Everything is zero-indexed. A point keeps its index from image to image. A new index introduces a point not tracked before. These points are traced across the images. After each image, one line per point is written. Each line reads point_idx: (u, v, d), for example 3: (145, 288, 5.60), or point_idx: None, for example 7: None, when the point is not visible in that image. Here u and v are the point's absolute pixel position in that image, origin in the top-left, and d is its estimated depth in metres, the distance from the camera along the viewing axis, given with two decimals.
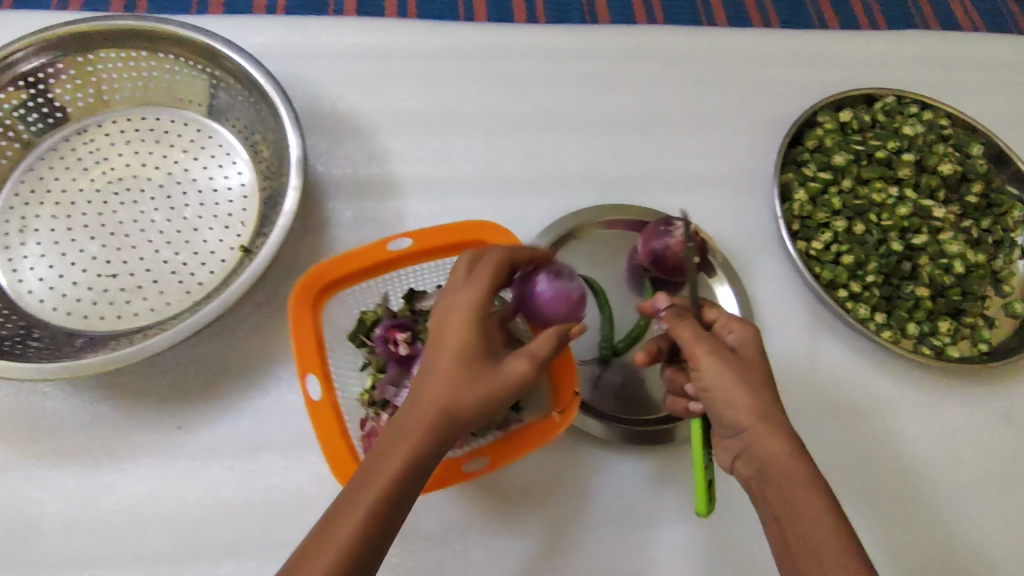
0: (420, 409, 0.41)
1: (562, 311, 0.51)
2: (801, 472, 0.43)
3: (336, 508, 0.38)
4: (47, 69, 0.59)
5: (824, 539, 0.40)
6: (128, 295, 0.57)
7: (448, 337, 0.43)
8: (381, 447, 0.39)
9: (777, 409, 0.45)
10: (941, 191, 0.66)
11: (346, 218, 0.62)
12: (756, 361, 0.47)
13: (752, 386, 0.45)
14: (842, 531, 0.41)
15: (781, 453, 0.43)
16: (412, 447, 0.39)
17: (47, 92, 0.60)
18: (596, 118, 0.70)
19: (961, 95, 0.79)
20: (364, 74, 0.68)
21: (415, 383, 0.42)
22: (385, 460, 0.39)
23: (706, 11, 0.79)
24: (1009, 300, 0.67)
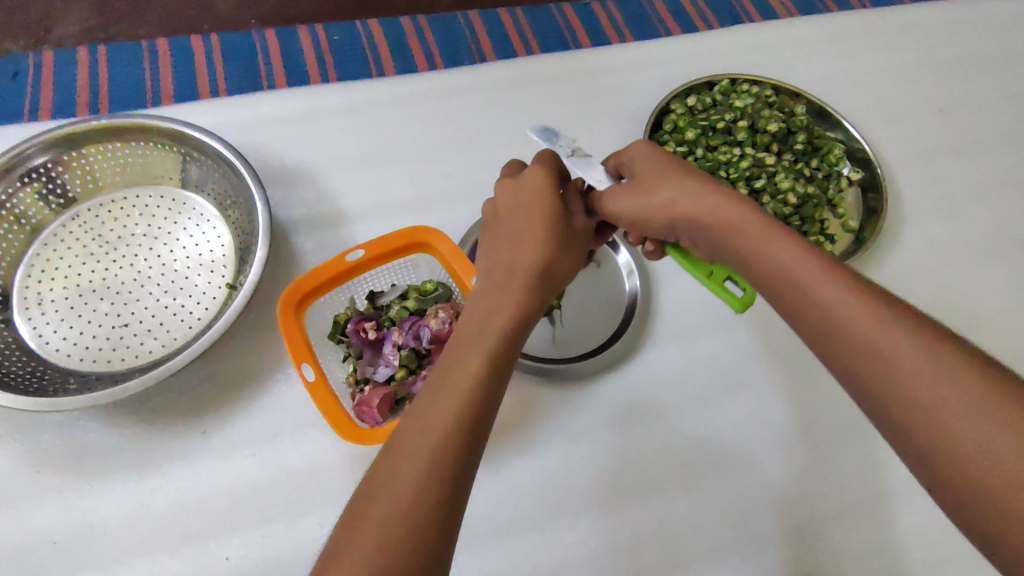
0: (491, 298, 0.52)
1: None
2: (733, 219, 0.51)
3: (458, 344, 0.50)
4: (49, 164, 0.71)
5: (783, 257, 0.48)
6: (140, 337, 0.70)
7: (518, 204, 0.57)
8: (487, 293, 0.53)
9: (696, 188, 0.53)
10: (773, 146, 0.85)
11: (310, 248, 0.76)
12: (653, 164, 0.56)
13: (667, 182, 0.54)
14: (794, 244, 0.48)
15: (704, 211, 0.52)
16: (492, 323, 0.50)
17: (56, 180, 0.73)
18: (497, 136, 0.86)
19: (786, 65, 0.98)
20: (303, 132, 0.83)
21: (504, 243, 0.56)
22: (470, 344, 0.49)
23: (573, 37, 0.97)
24: (844, 220, 0.85)
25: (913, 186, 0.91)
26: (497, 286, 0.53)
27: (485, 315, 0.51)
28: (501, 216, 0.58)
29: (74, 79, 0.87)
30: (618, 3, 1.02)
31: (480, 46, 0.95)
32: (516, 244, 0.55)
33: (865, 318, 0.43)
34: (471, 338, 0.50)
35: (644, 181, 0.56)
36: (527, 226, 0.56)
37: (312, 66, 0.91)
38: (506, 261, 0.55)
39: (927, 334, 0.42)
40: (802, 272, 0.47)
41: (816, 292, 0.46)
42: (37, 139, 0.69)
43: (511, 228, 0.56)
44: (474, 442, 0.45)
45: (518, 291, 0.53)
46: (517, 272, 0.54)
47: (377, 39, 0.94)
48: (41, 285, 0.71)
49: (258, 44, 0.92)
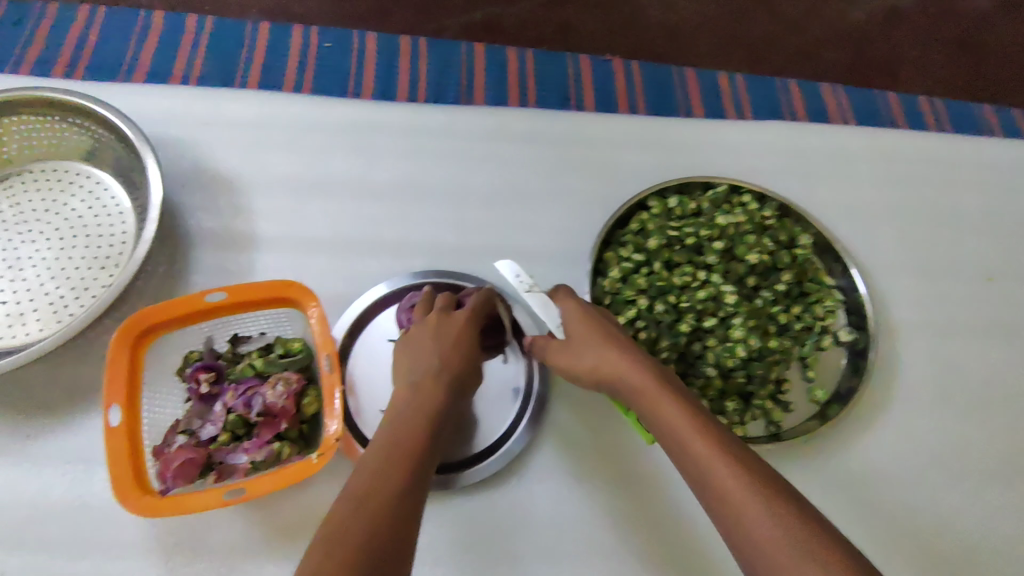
0: (425, 394, 0.55)
1: None
2: (641, 378, 0.54)
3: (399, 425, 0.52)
4: None
5: (677, 421, 0.50)
6: (12, 320, 0.68)
7: (452, 334, 0.61)
8: (421, 392, 0.55)
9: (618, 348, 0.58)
10: (750, 279, 0.72)
11: (207, 265, 0.72)
12: (587, 323, 0.60)
13: (597, 338, 0.58)
14: (683, 404, 0.51)
15: (621, 371, 0.55)
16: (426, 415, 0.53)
17: None
18: (447, 192, 0.78)
19: (812, 182, 0.83)
20: (249, 141, 0.79)
21: (437, 356, 0.58)
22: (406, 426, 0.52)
23: (577, 97, 0.87)
24: (811, 386, 0.71)
25: (915, 363, 0.76)
26: (439, 381, 0.57)
27: (428, 398, 0.55)
28: (428, 333, 0.61)
29: (64, 36, 0.87)
30: (644, 66, 0.90)
31: (473, 84, 0.87)
32: (455, 351, 0.59)
33: (732, 478, 0.45)
34: (413, 417, 0.53)
35: (584, 331, 0.60)
36: (465, 340, 0.61)
37: (290, 70, 0.86)
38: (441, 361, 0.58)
39: (786, 502, 0.44)
40: (682, 432, 0.49)
41: (699, 458, 0.48)
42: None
43: (450, 335, 0.60)
44: (412, 512, 0.46)
45: (447, 392, 0.56)
46: (454, 374, 0.58)
47: (368, 56, 0.88)
48: None
49: (248, 36, 0.88)
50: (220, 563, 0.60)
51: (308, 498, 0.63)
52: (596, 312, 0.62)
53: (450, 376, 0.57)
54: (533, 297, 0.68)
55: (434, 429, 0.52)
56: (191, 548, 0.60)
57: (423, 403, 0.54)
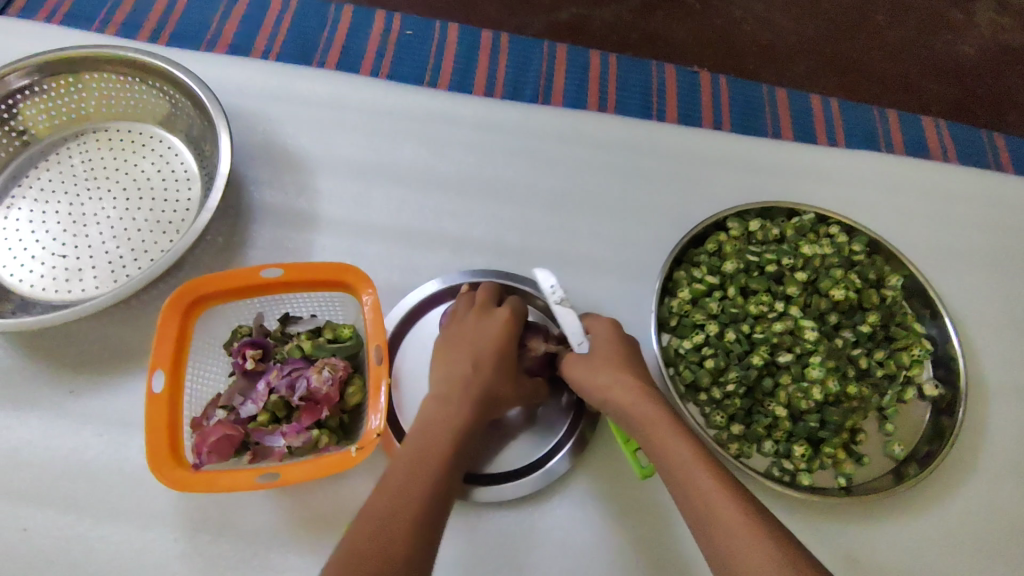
0: (450, 402, 0.53)
1: None
2: (652, 412, 0.51)
3: (423, 433, 0.51)
4: (30, 88, 0.70)
5: (683, 465, 0.47)
6: (71, 275, 0.68)
7: (486, 337, 0.58)
8: (445, 400, 0.54)
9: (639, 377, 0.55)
10: (831, 316, 0.67)
11: (265, 239, 0.71)
12: (613, 346, 0.57)
13: (612, 362, 0.55)
14: (692, 445, 0.48)
15: (631, 403, 0.52)
16: (451, 422, 0.52)
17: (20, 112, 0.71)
18: (514, 193, 0.75)
19: (904, 221, 0.77)
20: (319, 120, 0.77)
21: (470, 361, 0.57)
22: (429, 433, 0.51)
23: (659, 107, 0.83)
24: (889, 440, 0.65)
25: (1008, 427, 0.68)
26: (457, 401, 0.53)
27: (437, 425, 0.51)
28: (463, 332, 0.59)
29: (153, 2, 0.88)
30: (732, 81, 0.86)
31: (551, 85, 0.84)
32: (485, 362, 0.57)
33: (745, 535, 0.42)
34: (418, 442, 0.50)
35: (604, 352, 0.57)
36: (502, 348, 0.58)
37: (369, 55, 0.85)
38: (467, 374, 0.55)
39: (804, 561, 0.41)
40: (692, 477, 0.46)
41: (717, 517, 0.44)
42: (19, 65, 0.68)
43: (477, 347, 0.58)
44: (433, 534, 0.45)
45: (468, 410, 0.53)
46: (477, 389, 0.55)
47: (448, 46, 0.86)
48: (17, 190, 0.72)
49: (330, 18, 0.87)
50: (244, 548, 0.58)
51: (341, 490, 0.60)
52: (615, 335, 0.59)
53: (472, 391, 0.54)
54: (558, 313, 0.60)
55: (447, 454, 0.49)
56: (219, 526, 0.58)
57: (426, 428, 0.51)
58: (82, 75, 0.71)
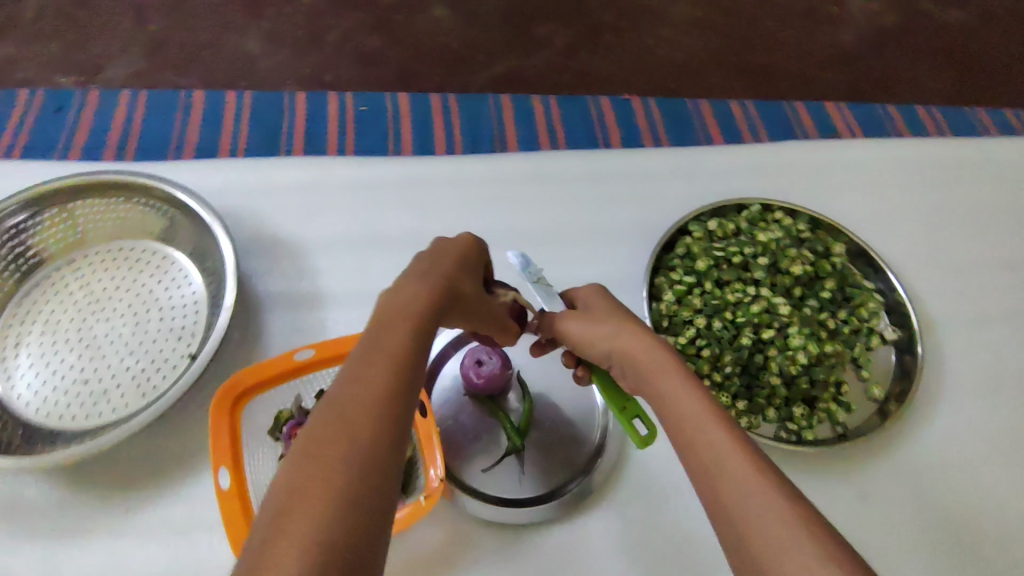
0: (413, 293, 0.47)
1: (484, 385, 0.68)
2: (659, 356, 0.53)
3: (386, 321, 0.45)
4: (28, 221, 0.74)
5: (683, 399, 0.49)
6: (96, 397, 0.70)
7: (450, 248, 0.55)
8: (404, 291, 0.48)
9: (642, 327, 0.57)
10: (796, 289, 0.76)
11: (280, 325, 0.75)
12: (603, 305, 0.61)
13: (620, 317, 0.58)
14: (696, 386, 0.50)
15: (638, 348, 0.54)
16: (417, 313, 0.46)
17: (23, 243, 0.74)
18: (497, 235, 0.82)
19: (831, 196, 0.89)
20: (301, 205, 0.83)
21: (433, 264, 0.52)
22: (397, 323, 0.44)
23: (604, 135, 0.92)
24: (868, 384, 0.75)
25: (959, 352, 0.80)
26: (427, 282, 0.49)
27: (411, 301, 0.46)
28: (427, 249, 0.56)
29: (110, 120, 0.91)
30: (660, 101, 0.96)
31: (505, 133, 0.92)
32: (450, 261, 0.54)
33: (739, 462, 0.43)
34: (388, 317, 0.45)
35: (601, 309, 0.60)
36: (467, 258, 0.56)
37: (332, 135, 0.90)
38: (431, 269, 0.51)
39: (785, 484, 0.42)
40: (692, 412, 0.48)
41: (712, 447, 0.45)
42: (13, 200, 0.72)
43: (444, 250, 0.55)
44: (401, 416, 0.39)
45: (433, 293, 0.48)
46: (446, 279, 0.51)
47: (403, 114, 0.93)
48: (21, 327, 0.73)
49: (287, 106, 0.93)
50: None
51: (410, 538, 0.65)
52: (599, 296, 0.63)
53: (441, 278, 0.50)
54: (535, 288, 0.69)
55: (414, 340, 0.43)
56: None
57: (401, 301, 0.46)
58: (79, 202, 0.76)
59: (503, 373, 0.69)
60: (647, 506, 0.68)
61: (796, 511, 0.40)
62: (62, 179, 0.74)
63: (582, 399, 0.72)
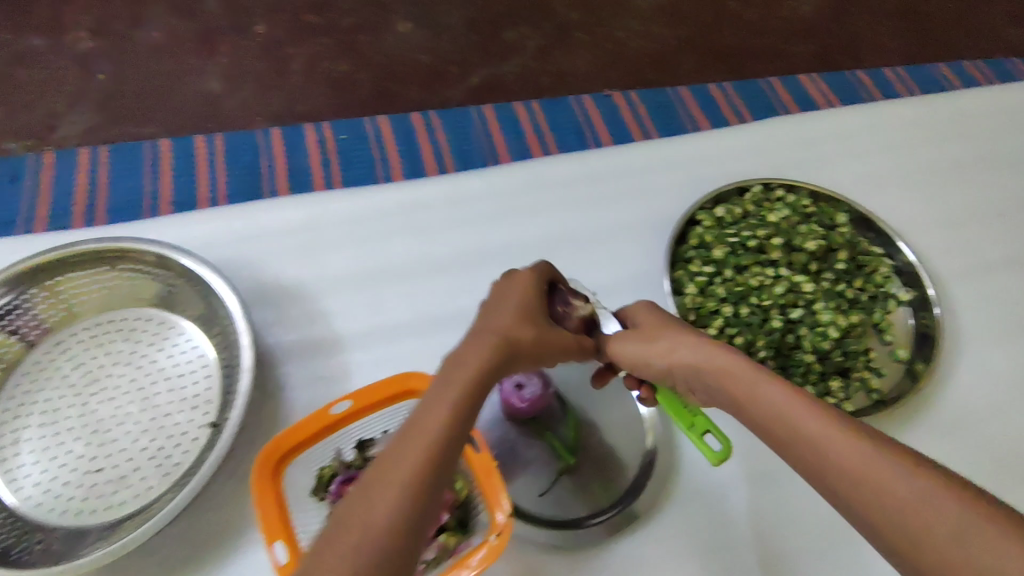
0: (481, 342, 0.49)
1: (527, 410, 0.67)
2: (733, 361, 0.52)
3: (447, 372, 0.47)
4: (12, 303, 0.68)
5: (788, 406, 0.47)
6: (114, 485, 0.65)
7: (514, 287, 0.57)
8: (468, 342, 0.50)
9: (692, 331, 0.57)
10: (812, 265, 0.77)
11: (300, 376, 0.71)
12: (653, 318, 0.61)
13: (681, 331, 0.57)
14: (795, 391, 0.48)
15: (699, 357, 0.54)
16: (481, 362, 0.47)
17: (13, 325, 0.69)
18: (507, 251, 0.80)
19: (824, 166, 0.90)
20: (299, 247, 0.79)
21: (498, 309, 0.54)
22: (462, 371, 0.46)
23: (593, 135, 0.91)
24: (893, 348, 0.76)
25: (969, 303, 0.82)
26: (490, 335, 0.50)
27: (472, 360, 0.48)
28: (496, 291, 0.57)
29: (72, 184, 0.84)
30: (642, 93, 0.96)
31: (494, 144, 0.89)
32: (523, 300, 0.55)
33: (845, 438, 0.43)
34: (452, 368, 0.47)
35: (668, 325, 0.59)
36: (533, 294, 0.57)
37: (316, 169, 0.86)
38: (506, 314, 0.53)
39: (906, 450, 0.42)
40: (797, 418, 0.46)
41: (816, 429, 0.45)
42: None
43: (512, 292, 0.56)
44: (448, 467, 0.41)
45: (498, 340, 0.50)
46: (511, 329, 0.51)
47: (386, 138, 0.89)
48: (16, 421, 0.67)
49: (263, 144, 0.88)
50: None
51: None
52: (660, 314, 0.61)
53: (503, 331, 0.51)
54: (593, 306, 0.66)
55: (472, 389, 0.45)
56: None
57: (465, 358, 0.48)
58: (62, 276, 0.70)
59: (545, 394, 0.67)
60: (708, 503, 0.68)
61: (929, 469, 0.41)
62: (42, 255, 0.67)
63: (622, 408, 0.71)
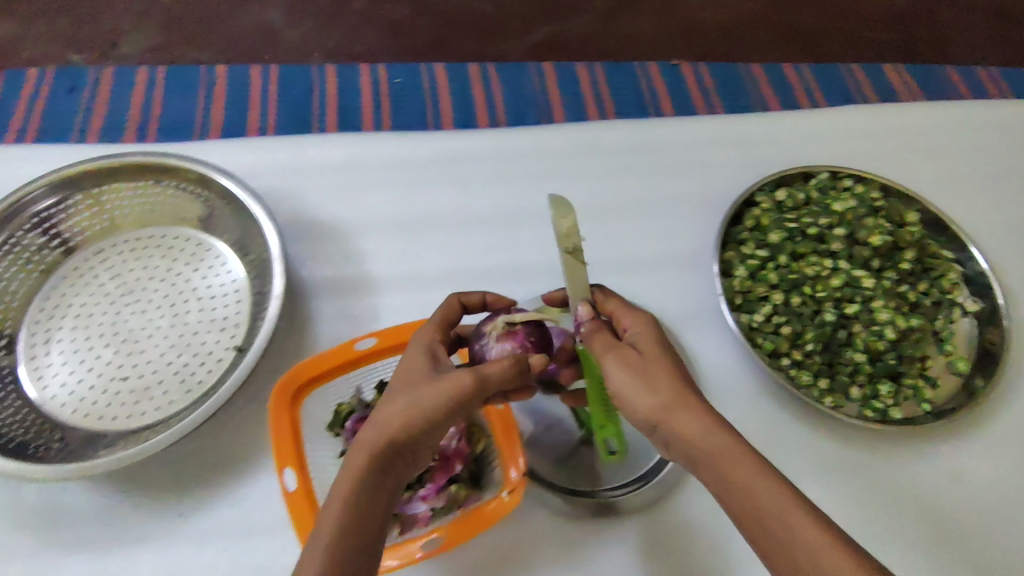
0: (364, 442, 0.48)
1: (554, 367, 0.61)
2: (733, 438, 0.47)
3: (336, 485, 0.47)
4: (57, 206, 0.69)
5: (782, 500, 0.44)
6: (137, 395, 0.65)
7: (408, 358, 0.53)
8: (359, 441, 0.48)
9: (652, 350, 0.52)
10: (875, 261, 0.72)
11: (327, 314, 0.70)
12: (647, 338, 0.53)
13: (675, 379, 0.50)
14: (782, 481, 0.46)
15: (646, 385, 0.50)
16: (362, 466, 0.46)
17: (55, 228, 0.69)
18: (550, 210, 0.77)
19: (897, 162, 0.84)
20: (341, 184, 0.77)
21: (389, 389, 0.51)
22: (345, 482, 0.46)
23: (654, 103, 0.87)
24: (953, 359, 0.70)
25: None
26: (367, 437, 0.48)
27: (344, 483, 0.46)
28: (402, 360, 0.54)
29: (127, 98, 0.84)
30: (711, 66, 0.91)
31: (550, 102, 0.86)
32: (411, 365, 0.52)
33: (774, 498, 0.45)
34: (342, 478, 0.47)
35: (663, 363, 0.51)
36: (415, 362, 0.52)
37: (367, 110, 0.84)
38: (392, 392, 0.50)
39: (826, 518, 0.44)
40: (788, 515, 0.44)
41: (748, 487, 0.45)
42: (38, 184, 0.67)
43: (405, 364, 0.52)
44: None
45: (370, 445, 0.47)
46: (385, 426, 0.48)
47: (441, 86, 0.87)
48: (50, 322, 0.68)
49: (317, 80, 0.87)
50: None
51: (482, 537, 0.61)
52: (660, 337, 0.53)
53: (379, 432, 0.48)
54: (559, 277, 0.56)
55: (350, 502, 0.45)
56: None
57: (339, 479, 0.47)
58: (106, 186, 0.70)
59: None
60: None
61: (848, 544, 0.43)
62: (84, 163, 0.68)
63: None
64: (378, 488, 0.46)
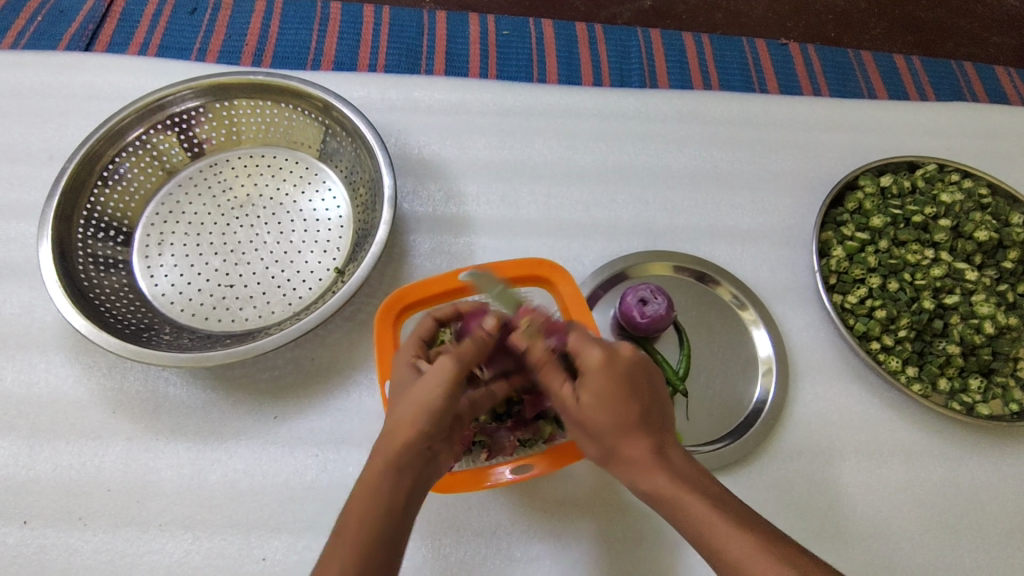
0: (381, 452, 0.47)
1: (652, 327, 0.64)
2: (666, 486, 0.47)
3: (361, 482, 0.47)
4: (191, 112, 0.72)
5: (720, 532, 0.45)
6: (241, 303, 0.68)
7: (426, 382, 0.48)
8: (382, 447, 0.47)
9: (600, 366, 0.49)
10: (977, 257, 0.70)
11: (424, 248, 0.72)
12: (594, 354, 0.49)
13: (615, 422, 0.48)
14: (726, 517, 0.45)
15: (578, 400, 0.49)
16: (381, 473, 0.46)
17: (185, 133, 0.73)
18: (648, 173, 0.77)
19: (1004, 164, 0.82)
20: (446, 125, 0.78)
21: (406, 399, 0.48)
22: (370, 486, 0.46)
23: (760, 80, 0.86)
24: None
25: None
26: (371, 467, 0.47)
27: (356, 514, 0.45)
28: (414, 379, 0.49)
29: (246, 25, 0.85)
30: (820, 49, 0.90)
31: (655, 68, 0.86)
32: (407, 402, 0.48)
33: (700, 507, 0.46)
34: (366, 481, 0.46)
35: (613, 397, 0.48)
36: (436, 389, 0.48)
37: (473, 57, 0.84)
38: (396, 421, 0.48)
39: (738, 516, 0.46)
40: (718, 533, 0.45)
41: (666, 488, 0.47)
42: (181, 86, 0.69)
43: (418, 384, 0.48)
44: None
45: (388, 459, 0.46)
46: (388, 458, 0.46)
47: (547, 42, 0.87)
48: (164, 226, 0.71)
49: (426, 24, 0.87)
50: (485, 543, 0.59)
51: (562, 475, 0.62)
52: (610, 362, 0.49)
53: (384, 460, 0.46)
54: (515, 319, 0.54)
55: (371, 508, 0.45)
56: (456, 528, 0.59)
57: (350, 505, 0.46)
58: (231, 101, 0.72)
59: (667, 316, 0.64)
60: (808, 468, 0.64)
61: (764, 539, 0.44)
62: (219, 75, 0.70)
63: (741, 352, 0.68)
64: (402, 499, 0.46)
